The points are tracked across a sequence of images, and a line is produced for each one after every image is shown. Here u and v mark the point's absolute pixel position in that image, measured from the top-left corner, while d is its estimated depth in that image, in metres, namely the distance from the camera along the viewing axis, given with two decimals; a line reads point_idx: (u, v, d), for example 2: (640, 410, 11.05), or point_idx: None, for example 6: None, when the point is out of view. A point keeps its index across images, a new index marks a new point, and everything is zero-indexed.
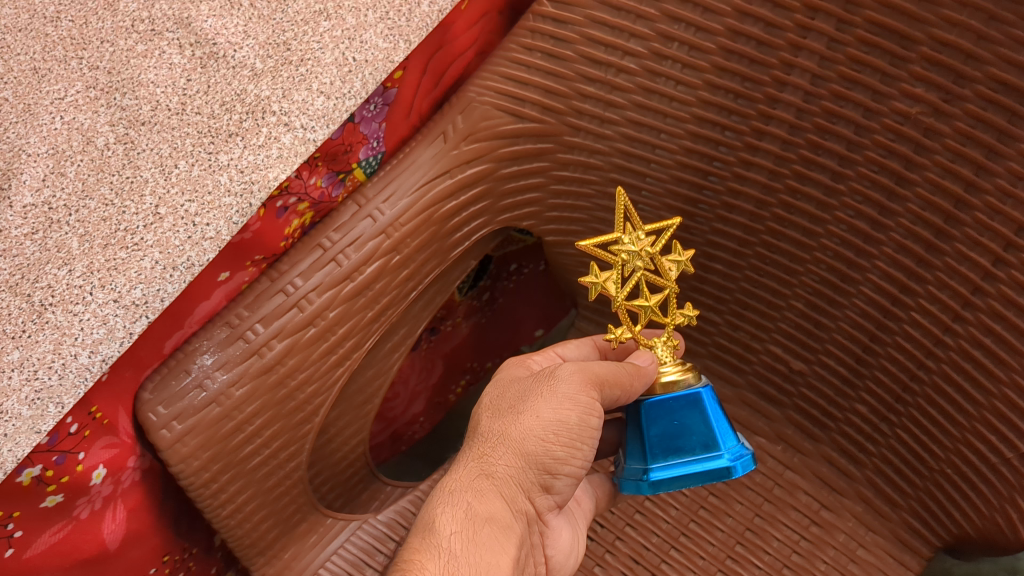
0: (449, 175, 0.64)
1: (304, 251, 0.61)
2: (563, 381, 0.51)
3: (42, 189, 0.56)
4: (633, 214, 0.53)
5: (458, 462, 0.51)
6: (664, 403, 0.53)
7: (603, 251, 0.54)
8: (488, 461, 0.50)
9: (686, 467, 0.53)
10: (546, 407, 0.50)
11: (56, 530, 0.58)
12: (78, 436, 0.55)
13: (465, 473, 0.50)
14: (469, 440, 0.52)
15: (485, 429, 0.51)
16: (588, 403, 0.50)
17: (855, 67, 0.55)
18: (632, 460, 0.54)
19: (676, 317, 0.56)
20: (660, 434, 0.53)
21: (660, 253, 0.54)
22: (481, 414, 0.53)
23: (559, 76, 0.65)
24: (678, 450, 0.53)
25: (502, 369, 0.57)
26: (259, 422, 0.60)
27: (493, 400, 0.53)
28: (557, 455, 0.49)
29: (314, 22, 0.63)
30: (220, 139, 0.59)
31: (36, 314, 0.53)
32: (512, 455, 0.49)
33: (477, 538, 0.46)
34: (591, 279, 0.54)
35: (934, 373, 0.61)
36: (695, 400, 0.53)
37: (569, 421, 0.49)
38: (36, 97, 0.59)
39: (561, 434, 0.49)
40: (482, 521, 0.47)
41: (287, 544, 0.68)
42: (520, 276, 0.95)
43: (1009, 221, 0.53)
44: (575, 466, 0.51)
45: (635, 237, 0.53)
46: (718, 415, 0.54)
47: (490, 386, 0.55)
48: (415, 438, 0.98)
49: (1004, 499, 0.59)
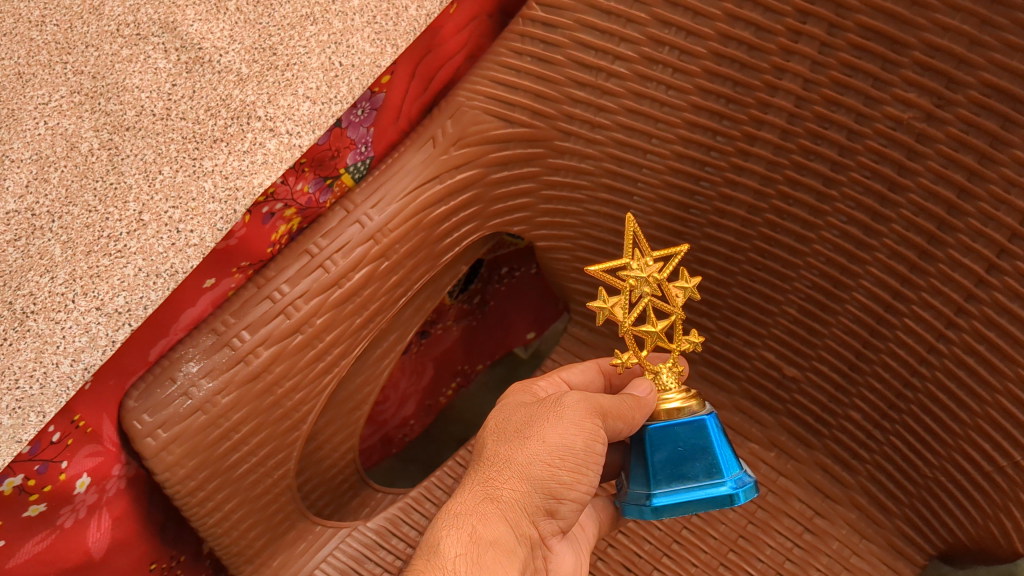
0: (438, 180, 0.64)
1: (291, 257, 0.61)
2: (568, 409, 0.50)
3: (26, 195, 0.56)
4: (642, 240, 0.52)
5: (461, 487, 0.50)
6: (668, 429, 0.53)
7: (610, 276, 0.53)
8: (493, 485, 0.49)
9: (689, 494, 0.52)
10: (552, 433, 0.49)
11: (39, 540, 0.57)
12: (61, 445, 0.55)
13: (469, 497, 0.48)
14: (474, 465, 0.51)
15: (490, 454, 0.50)
16: (593, 429, 0.50)
17: (846, 71, 0.54)
18: (636, 485, 0.54)
19: (682, 343, 0.55)
20: (664, 459, 0.53)
21: (668, 280, 0.53)
22: (486, 439, 0.52)
23: (548, 81, 0.64)
24: (681, 476, 0.53)
25: (508, 395, 0.56)
26: (246, 429, 0.59)
27: (498, 424, 0.52)
28: (563, 479, 0.49)
29: (300, 27, 0.63)
30: (204, 144, 0.59)
31: (18, 322, 0.53)
32: (517, 478, 0.48)
33: (480, 561, 0.44)
34: (599, 303, 0.53)
35: (927, 380, 0.60)
36: (699, 427, 0.53)
37: (573, 446, 0.49)
38: (20, 102, 0.58)
39: (567, 458, 0.49)
40: (486, 545, 0.45)
41: (275, 553, 0.67)
42: (512, 279, 0.94)
43: (1003, 227, 0.52)
44: (580, 491, 0.50)
45: (643, 263, 0.53)
46: (722, 442, 0.54)
47: (495, 409, 0.54)
48: (405, 441, 0.97)
49: (999, 508, 0.58)
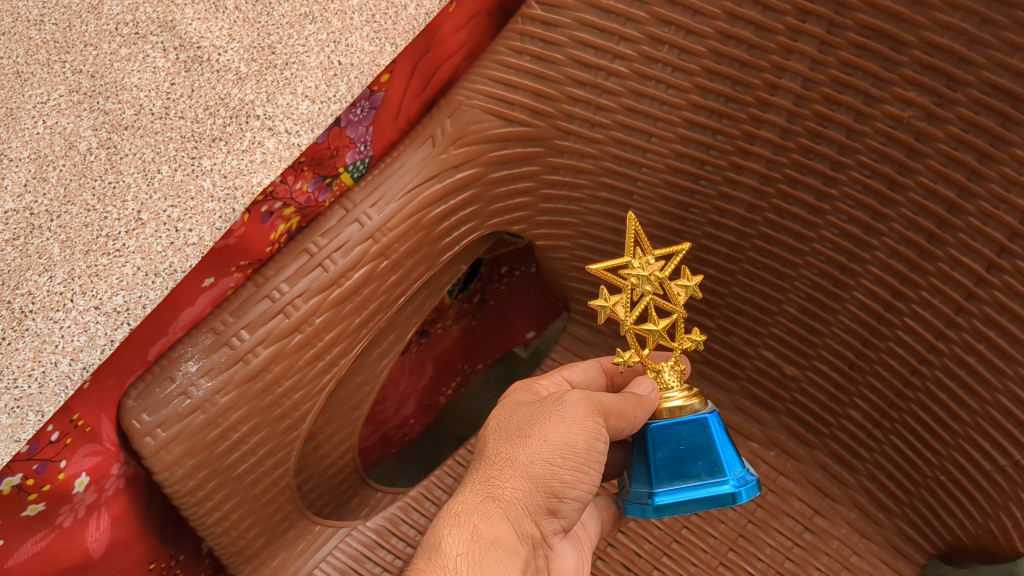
0: (437, 179, 0.64)
1: (290, 256, 0.60)
2: (570, 407, 0.50)
3: (24, 194, 0.56)
4: (643, 239, 0.52)
5: (463, 484, 0.50)
6: (670, 428, 0.53)
7: (612, 275, 0.53)
8: (495, 483, 0.48)
9: (691, 492, 0.52)
10: (552, 432, 0.49)
11: (38, 539, 0.57)
12: (60, 444, 0.54)
13: (472, 496, 0.48)
14: (476, 463, 0.51)
15: (492, 453, 0.50)
16: (594, 428, 0.50)
17: (846, 70, 0.54)
18: (638, 484, 0.54)
19: (684, 342, 0.55)
20: (666, 458, 0.53)
21: (669, 279, 0.53)
22: (487, 438, 0.52)
23: (548, 80, 0.64)
24: (683, 475, 0.53)
25: (509, 394, 0.56)
26: (245, 429, 0.59)
27: (500, 422, 0.52)
28: (565, 479, 0.49)
29: (299, 25, 0.63)
30: (203, 143, 0.59)
31: (16, 322, 0.52)
32: (518, 477, 0.48)
33: (482, 560, 0.44)
34: (600, 302, 0.53)
35: (927, 379, 0.60)
36: (701, 426, 0.53)
37: (575, 445, 0.49)
38: (18, 102, 0.58)
39: (568, 457, 0.49)
40: (488, 544, 0.45)
41: (275, 552, 0.67)
42: (512, 278, 0.94)
43: (1003, 226, 0.52)
44: (582, 491, 0.50)
45: (644, 262, 0.53)
46: (724, 441, 0.54)
47: (496, 407, 0.54)
48: (405, 440, 0.97)
49: (999, 508, 0.58)
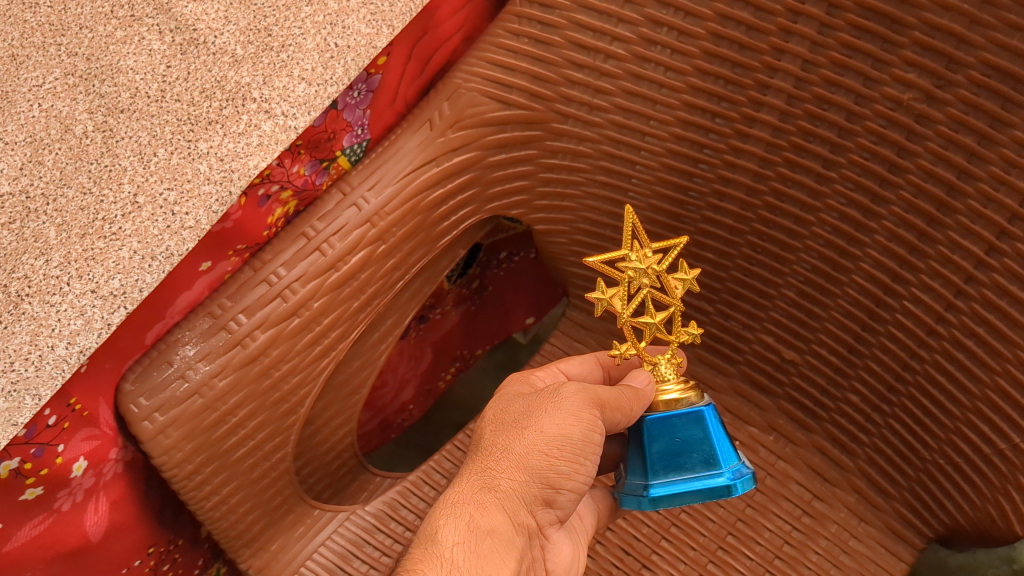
0: (435, 162, 0.63)
1: (287, 241, 0.60)
2: (567, 399, 0.50)
3: (20, 178, 0.55)
4: (641, 232, 0.52)
5: (458, 475, 0.50)
6: (666, 420, 0.53)
7: (609, 267, 0.53)
8: (491, 475, 0.48)
9: (686, 485, 0.52)
10: (549, 423, 0.49)
11: (37, 523, 0.57)
12: (57, 428, 0.54)
13: (467, 486, 0.48)
14: (472, 454, 0.51)
15: (489, 444, 0.50)
16: (591, 420, 0.50)
17: (845, 52, 0.54)
18: (633, 476, 0.54)
19: (681, 334, 0.55)
20: (662, 450, 0.53)
21: (667, 272, 0.53)
22: (483, 428, 0.52)
23: (548, 62, 0.64)
24: (679, 467, 0.53)
25: (504, 386, 0.55)
26: (243, 413, 0.59)
27: (497, 413, 0.52)
28: (561, 470, 0.49)
29: (295, 7, 0.62)
30: (199, 126, 0.58)
31: (13, 305, 0.52)
32: (514, 468, 0.48)
33: (478, 550, 0.45)
34: (596, 295, 0.53)
35: (926, 362, 0.60)
36: (696, 418, 0.53)
37: (571, 436, 0.49)
38: (13, 84, 0.57)
39: (564, 449, 0.48)
40: (483, 534, 0.45)
41: (274, 536, 0.67)
42: (511, 264, 0.94)
43: (1003, 209, 0.52)
44: (577, 482, 0.50)
45: (642, 255, 0.52)
46: (719, 433, 0.54)
47: (493, 400, 0.54)
48: (404, 426, 0.97)
49: (997, 490, 0.58)
